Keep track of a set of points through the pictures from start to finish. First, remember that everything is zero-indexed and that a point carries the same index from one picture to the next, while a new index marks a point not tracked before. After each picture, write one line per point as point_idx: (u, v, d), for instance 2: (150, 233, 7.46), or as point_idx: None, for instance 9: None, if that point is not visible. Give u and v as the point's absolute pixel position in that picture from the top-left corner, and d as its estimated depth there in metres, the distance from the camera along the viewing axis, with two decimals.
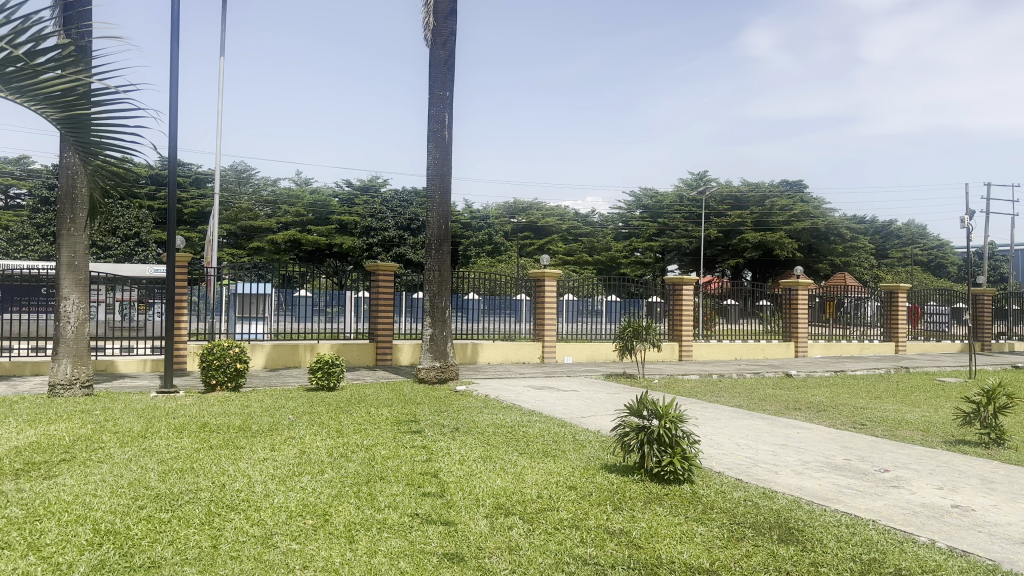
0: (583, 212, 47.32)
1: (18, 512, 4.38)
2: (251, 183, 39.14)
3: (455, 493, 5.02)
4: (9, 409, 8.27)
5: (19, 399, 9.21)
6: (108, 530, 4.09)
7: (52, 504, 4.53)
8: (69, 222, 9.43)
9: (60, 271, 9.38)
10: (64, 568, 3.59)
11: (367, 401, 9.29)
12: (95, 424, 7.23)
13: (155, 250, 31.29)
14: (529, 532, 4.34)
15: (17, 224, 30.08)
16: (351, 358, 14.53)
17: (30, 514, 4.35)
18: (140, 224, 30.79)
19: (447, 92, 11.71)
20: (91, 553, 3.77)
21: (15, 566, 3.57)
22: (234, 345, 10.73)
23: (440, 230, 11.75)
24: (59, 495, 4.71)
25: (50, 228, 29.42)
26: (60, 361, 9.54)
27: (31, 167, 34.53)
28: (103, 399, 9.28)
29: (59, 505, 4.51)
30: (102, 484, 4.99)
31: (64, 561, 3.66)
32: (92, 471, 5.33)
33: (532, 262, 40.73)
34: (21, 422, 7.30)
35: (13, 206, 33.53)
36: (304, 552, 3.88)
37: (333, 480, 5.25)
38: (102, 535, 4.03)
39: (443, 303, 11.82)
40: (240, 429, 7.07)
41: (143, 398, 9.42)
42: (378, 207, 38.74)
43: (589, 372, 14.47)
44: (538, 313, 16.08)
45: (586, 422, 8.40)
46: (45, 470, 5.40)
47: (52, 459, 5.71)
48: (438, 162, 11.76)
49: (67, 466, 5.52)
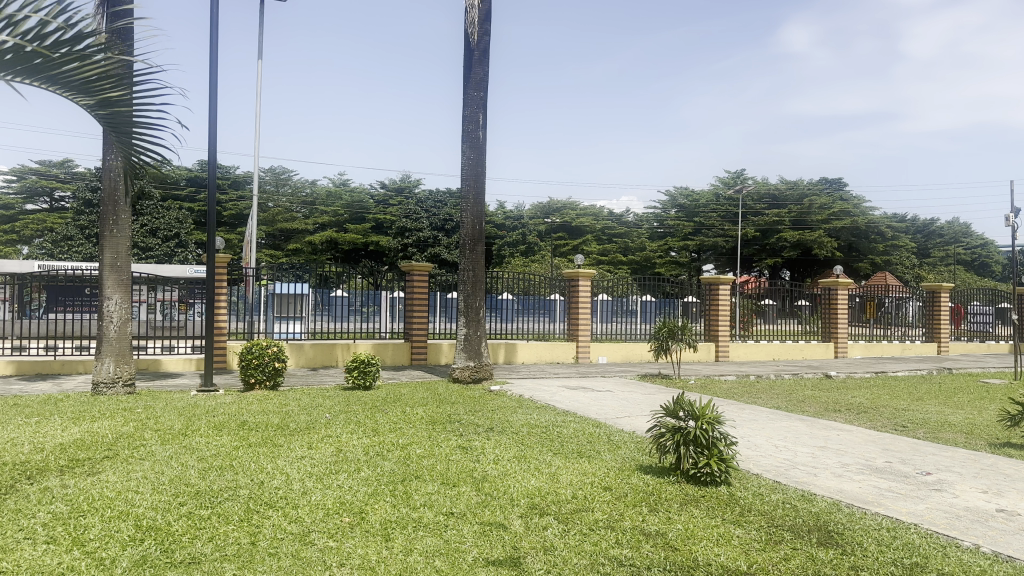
0: (618, 212, 47.16)
1: (63, 507, 4.49)
2: (290, 185, 39.68)
3: (490, 493, 5.03)
4: (55, 406, 8.48)
5: (65, 396, 9.45)
6: (150, 526, 4.17)
7: (96, 500, 4.64)
8: (112, 224, 9.63)
9: (103, 271, 9.58)
10: (107, 562, 3.66)
11: (401, 400, 9.37)
12: (137, 421, 7.38)
13: (195, 251, 31.85)
14: (564, 532, 4.34)
15: (62, 226, 30.83)
16: (386, 357, 14.66)
17: (75, 509, 4.46)
18: (180, 225, 31.36)
19: (481, 92, 11.73)
20: (134, 549, 3.85)
21: (61, 561, 3.65)
22: (273, 344, 10.87)
23: (474, 230, 11.76)
24: (103, 492, 4.81)
25: (93, 230, 30.11)
26: (104, 359, 9.77)
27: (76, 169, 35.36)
28: (146, 398, 9.47)
29: (102, 501, 4.61)
30: (144, 481, 5.09)
31: (107, 556, 3.73)
32: (134, 468, 5.44)
33: (566, 262, 40.66)
34: (66, 420, 7.47)
35: (57, 209, 34.41)
36: (341, 550, 3.90)
37: (369, 478, 5.28)
38: (144, 531, 4.11)
39: (477, 303, 11.85)
40: (278, 427, 7.18)
41: (185, 396, 9.60)
42: (413, 206, 39.00)
43: (624, 373, 14.51)
44: (572, 313, 16.04)
45: (622, 423, 8.35)
46: (89, 466, 5.52)
47: (95, 456, 5.83)
48: (472, 162, 11.78)
49: (111, 462, 5.65)
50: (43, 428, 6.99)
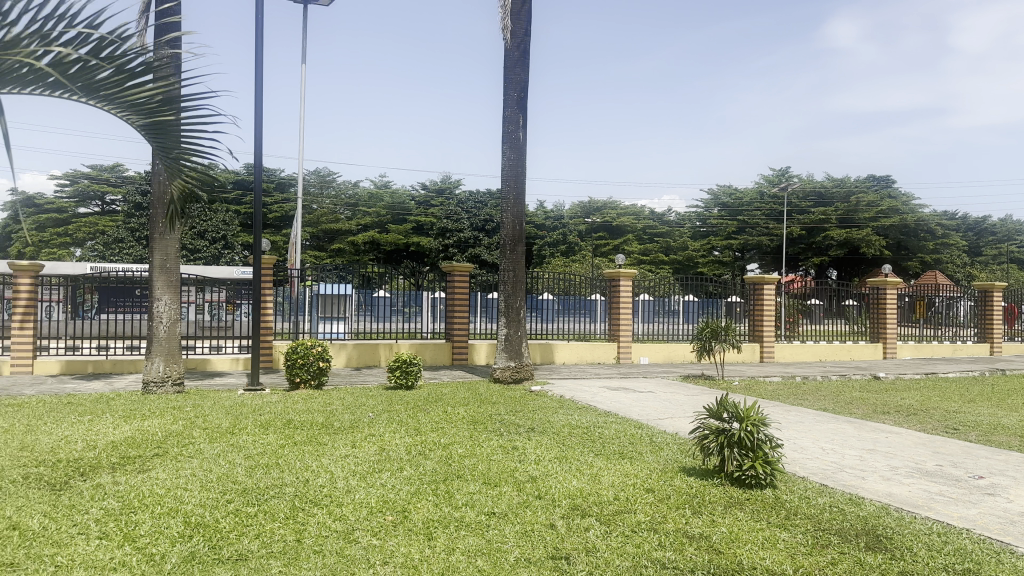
0: (660, 211, 46.80)
1: (115, 503, 4.60)
2: (333, 187, 40.17)
3: (532, 493, 5.02)
4: (107, 405, 8.70)
5: (117, 395, 9.71)
6: (198, 523, 4.25)
7: (146, 497, 4.74)
8: (161, 227, 9.86)
9: (153, 273, 9.81)
10: (157, 558, 3.75)
11: (443, 400, 9.41)
12: (186, 420, 7.54)
13: (241, 253, 32.42)
14: (606, 533, 4.31)
15: (113, 229, 31.66)
16: (427, 357, 14.75)
17: (127, 506, 4.56)
18: (227, 228, 31.96)
19: (521, 93, 11.74)
20: (183, 545, 3.93)
21: (112, 556, 3.74)
22: (317, 343, 11.01)
23: (514, 231, 11.77)
24: (153, 489, 4.91)
25: (144, 232, 30.85)
26: (154, 359, 10.00)
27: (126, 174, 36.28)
28: (195, 397, 9.67)
29: (153, 498, 4.71)
30: (193, 478, 5.19)
31: (157, 552, 3.82)
32: (183, 466, 5.56)
33: (607, 262, 40.47)
34: (118, 418, 7.66)
35: (108, 212, 35.31)
36: (384, 548, 3.94)
37: (411, 477, 5.32)
38: (192, 527, 4.19)
39: (518, 303, 11.85)
40: (322, 426, 7.27)
41: (232, 396, 9.77)
42: (454, 207, 39.19)
43: (666, 373, 14.39)
44: (613, 313, 15.96)
45: (664, 424, 8.27)
46: (140, 464, 5.65)
47: (145, 454, 5.97)
48: (512, 162, 11.80)
49: (161, 460, 5.77)
50: (96, 426, 7.18)
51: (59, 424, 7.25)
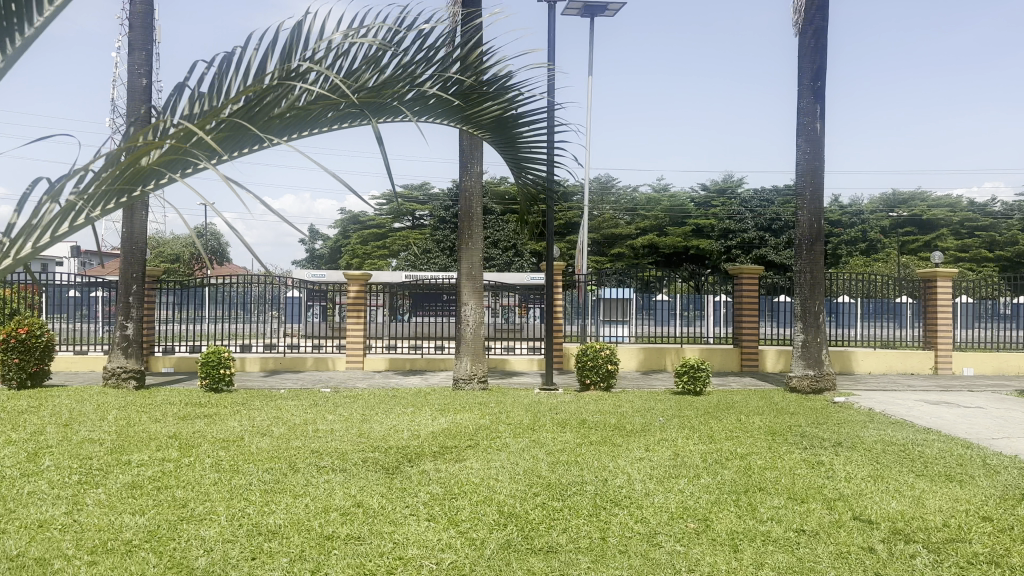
0: (981, 202, 41.24)
1: (439, 488, 5.10)
2: (615, 192, 40.88)
3: (844, 512, 4.70)
4: (426, 398, 9.70)
5: (431, 390, 10.75)
6: (512, 513, 4.56)
7: (464, 485, 5.19)
8: (467, 237, 10.74)
9: (460, 280, 10.74)
10: (478, 542, 4.08)
11: (739, 407, 9.13)
12: (495, 415, 8.17)
13: (530, 260, 34.20)
14: (936, 563, 3.88)
15: (423, 241, 35.17)
16: (715, 363, 14.39)
17: (448, 491, 5.03)
18: (518, 237, 33.90)
19: (819, 81, 11.01)
20: (499, 532, 4.24)
21: (440, 537, 4.15)
22: (607, 346, 11.25)
23: (813, 229, 11.11)
24: (469, 477, 5.37)
25: (447, 244, 33.87)
26: (462, 358, 10.91)
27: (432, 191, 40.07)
28: (499, 394, 10.39)
29: (470, 486, 5.15)
30: (502, 470, 5.59)
31: (478, 537, 4.16)
32: (494, 457, 6.01)
33: (915, 260, 36.49)
34: (438, 410, 8.53)
35: (417, 226, 39.22)
36: (689, 555, 3.91)
37: (711, 485, 5.23)
38: (507, 516, 4.50)
39: (818, 306, 11.15)
40: (618, 427, 7.43)
41: (532, 394, 10.37)
42: (738, 207, 37.89)
43: (997, 387, 12.59)
44: (929, 317, 14.33)
45: (1000, 444, 7.24)
46: (456, 453, 6.22)
47: (460, 444, 6.55)
48: (809, 155, 11.15)
49: (473, 451, 6.30)
50: (420, 417, 8.06)
51: (388, 414, 8.25)
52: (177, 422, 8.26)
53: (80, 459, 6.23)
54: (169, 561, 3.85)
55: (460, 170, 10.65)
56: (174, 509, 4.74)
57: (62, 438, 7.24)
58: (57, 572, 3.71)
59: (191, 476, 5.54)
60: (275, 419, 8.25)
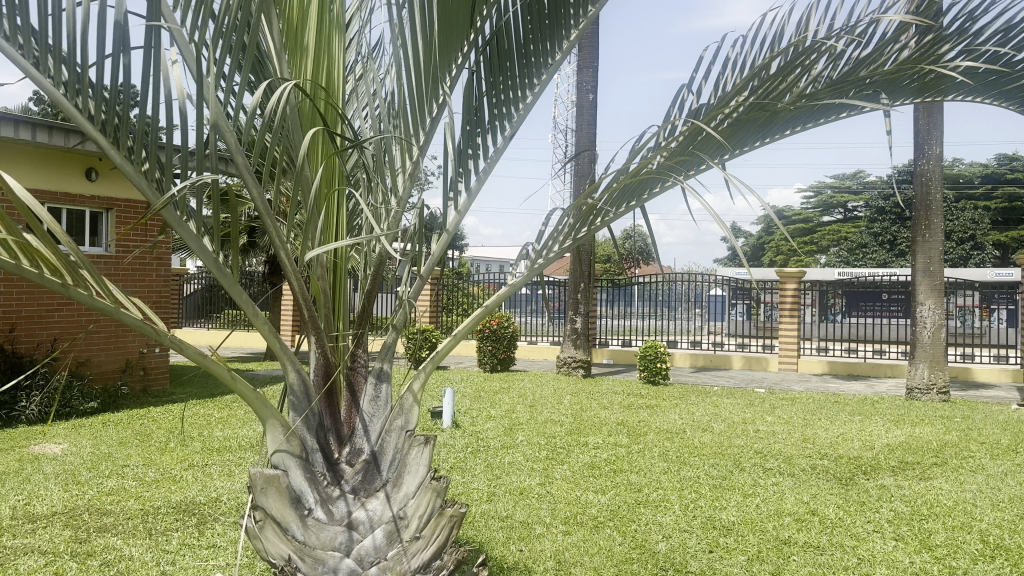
0: None
1: (904, 507, 4.86)
2: None
3: None
4: (873, 406, 9.04)
5: (882, 397, 9.93)
6: (1000, 545, 4.17)
7: (935, 506, 4.89)
8: (924, 228, 9.62)
9: (915, 278, 9.70)
10: (961, 572, 3.80)
11: None
12: (960, 432, 7.34)
13: (994, 251, 29.73)
14: None
15: (859, 234, 33.30)
16: None
17: (915, 511, 4.78)
18: (976, 226, 29.68)
19: None
20: (986, 565, 3.89)
21: (913, 560, 3.95)
22: None
23: None
24: (941, 499, 5.03)
25: (887, 236, 31.49)
26: (917, 364, 9.84)
27: (866, 178, 37.57)
28: (965, 407, 9.17)
29: (944, 509, 4.82)
30: (982, 495, 5.13)
31: (960, 566, 3.87)
32: (967, 479, 5.54)
33: None
34: (887, 421, 7.95)
35: (850, 218, 36.96)
36: None
37: None
38: (994, 548, 4.13)
39: None
40: None
41: (1008, 410, 8.93)
42: None
43: None
44: None
45: None
46: (920, 470, 5.84)
47: (923, 461, 6.11)
48: None
49: (942, 470, 5.86)
50: (868, 426, 7.65)
51: (833, 421, 7.94)
52: (625, 409, 8.59)
53: (546, 437, 6.89)
54: (633, 541, 4.22)
55: (915, 154, 9.54)
56: (631, 493, 5.14)
57: (529, 417, 7.98)
58: (540, 536, 4.27)
59: (644, 463, 5.93)
60: (716, 414, 8.32)
